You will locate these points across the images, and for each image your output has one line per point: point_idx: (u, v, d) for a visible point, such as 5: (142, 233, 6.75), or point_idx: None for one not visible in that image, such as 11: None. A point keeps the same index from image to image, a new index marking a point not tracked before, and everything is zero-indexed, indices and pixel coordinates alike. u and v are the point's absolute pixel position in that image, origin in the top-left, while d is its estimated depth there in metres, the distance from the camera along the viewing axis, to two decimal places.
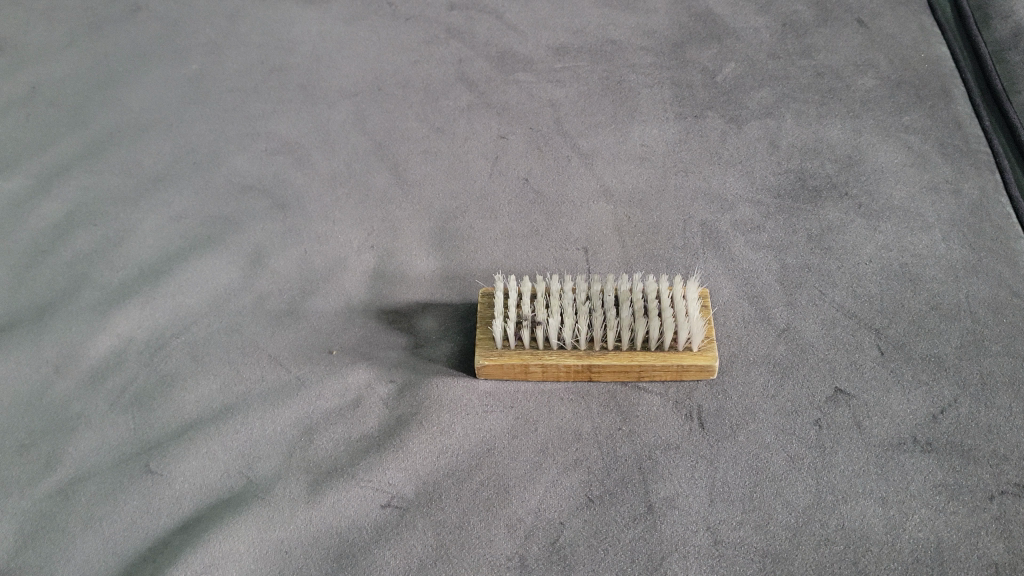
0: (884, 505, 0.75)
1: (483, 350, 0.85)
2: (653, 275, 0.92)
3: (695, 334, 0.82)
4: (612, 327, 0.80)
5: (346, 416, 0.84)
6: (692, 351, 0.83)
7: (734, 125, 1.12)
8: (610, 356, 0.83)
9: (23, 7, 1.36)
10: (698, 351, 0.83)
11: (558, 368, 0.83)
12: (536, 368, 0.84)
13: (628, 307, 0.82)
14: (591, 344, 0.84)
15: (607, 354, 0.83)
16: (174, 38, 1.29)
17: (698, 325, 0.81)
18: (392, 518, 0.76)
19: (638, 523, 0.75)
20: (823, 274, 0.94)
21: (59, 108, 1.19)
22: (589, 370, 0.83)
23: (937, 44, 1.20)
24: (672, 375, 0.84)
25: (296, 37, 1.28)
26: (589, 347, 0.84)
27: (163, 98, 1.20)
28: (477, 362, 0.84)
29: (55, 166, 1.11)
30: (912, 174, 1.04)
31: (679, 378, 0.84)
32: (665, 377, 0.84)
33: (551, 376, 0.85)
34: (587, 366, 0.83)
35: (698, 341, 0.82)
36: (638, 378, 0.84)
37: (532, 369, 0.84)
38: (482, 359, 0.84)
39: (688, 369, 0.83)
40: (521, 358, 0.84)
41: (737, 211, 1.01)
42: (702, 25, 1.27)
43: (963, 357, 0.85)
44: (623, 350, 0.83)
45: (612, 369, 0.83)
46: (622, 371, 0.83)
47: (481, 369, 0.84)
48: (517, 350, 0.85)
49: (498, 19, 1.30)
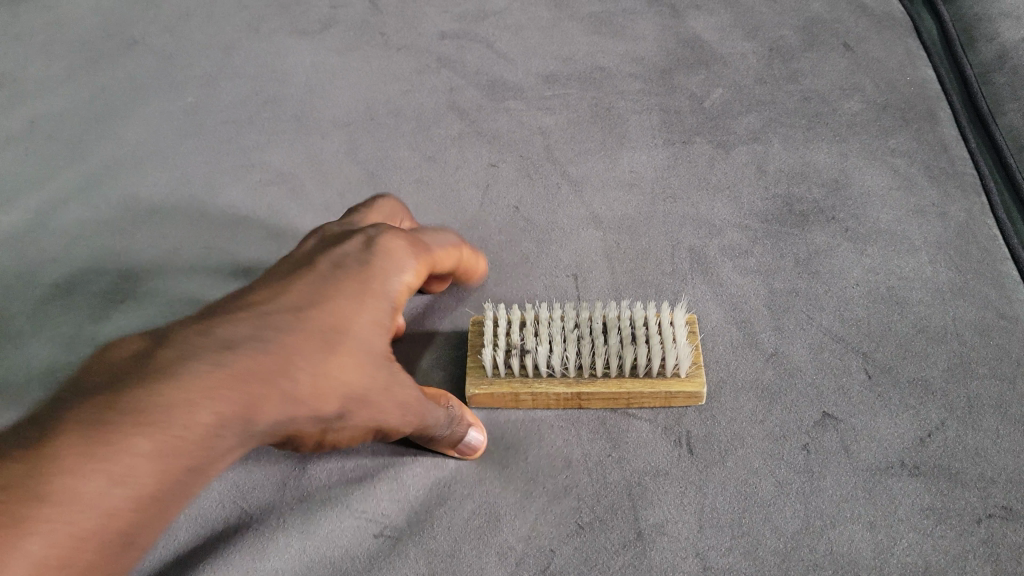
0: (873, 530, 0.75)
1: (473, 379, 0.86)
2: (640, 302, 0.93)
3: (683, 361, 0.83)
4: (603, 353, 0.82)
5: (339, 446, 0.85)
6: (681, 377, 0.85)
7: (722, 150, 1.13)
8: (599, 383, 0.84)
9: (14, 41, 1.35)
10: (686, 378, 0.85)
11: (549, 397, 0.84)
12: (526, 397, 0.85)
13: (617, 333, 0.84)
14: (581, 373, 0.86)
15: (597, 381, 0.84)
16: (171, 71, 1.30)
17: (685, 351, 0.83)
18: (385, 547, 0.77)
19: (627, 550, 0.75)
20: (810, 298, 0.95)
21: (57, 142, 1.20)
22: (579, 398, 0.84)
23: (923, 67, 1.21)
24: (660, 402, 0.85)
25: (290, 68, 1.29)
26: (579, 374, 0.86)
27: (160, 130, 1.21)
28: (466, 391, 0.85)
29: (54, 201, 1.12)
30: (899, 197, 1.05)
31: (668, 404, 0.86)
32: (654, 403, 0.86)
33: (541, 405, 0.86)
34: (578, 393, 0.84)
35: (686, 367, 0.84)
36: (627, 404, 0.86)
37: (522, 398, 0.85)
38: (473, 389, 0.85)
39: (676, 396, 0.84)
40: (512, 386, 0.85)
41: (724, 237, 1.02)
42: (689, 51, 1.29)
43: (949, 379, 0.86)
44: (612, 376, 0.84)
45: (601, 396, 0.84)
46: (612, 398, 0.85)
47: (472, 397, 0.85)
48: (508, 379, 0.86)
49: (489, 48, 1.32)
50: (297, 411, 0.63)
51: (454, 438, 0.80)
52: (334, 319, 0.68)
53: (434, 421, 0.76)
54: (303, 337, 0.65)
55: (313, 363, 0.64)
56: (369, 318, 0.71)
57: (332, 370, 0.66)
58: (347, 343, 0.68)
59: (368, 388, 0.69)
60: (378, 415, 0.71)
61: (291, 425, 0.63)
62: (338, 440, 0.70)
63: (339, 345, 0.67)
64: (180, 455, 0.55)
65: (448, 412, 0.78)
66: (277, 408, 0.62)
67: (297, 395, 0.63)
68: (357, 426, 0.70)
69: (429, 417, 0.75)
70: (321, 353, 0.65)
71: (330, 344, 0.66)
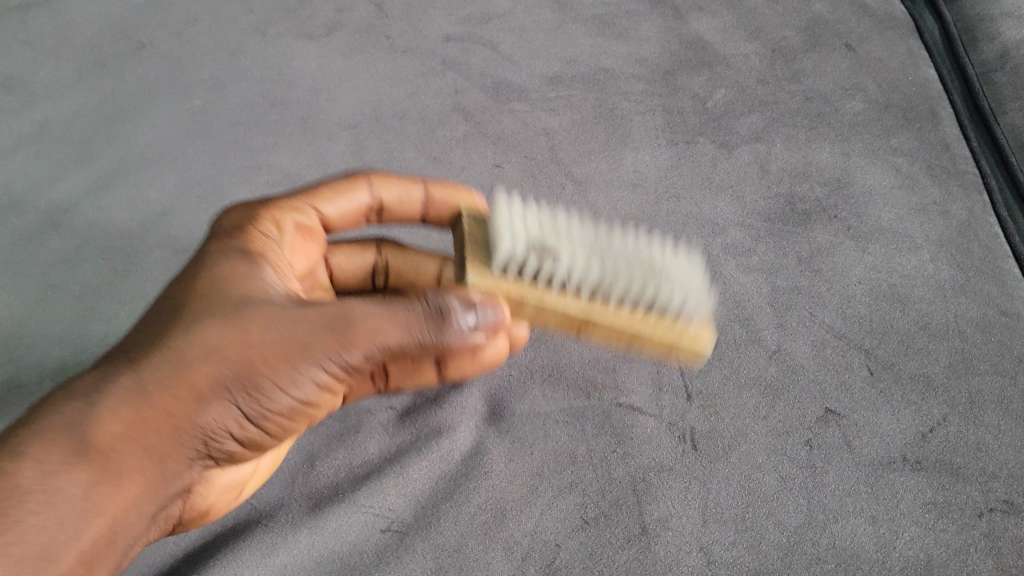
0: (875, 524, 0.77)
1: (473, 272, 0.72)
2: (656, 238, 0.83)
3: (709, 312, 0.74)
4: (626, 280, 0.72)
5: (346, 443, 0.87)
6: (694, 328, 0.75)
7: (724, 150, 1.14)
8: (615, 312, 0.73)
9: (19, 38, 1.33)
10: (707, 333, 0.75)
11: (557, 312, 0.72)
12: (526, 308, 0.73)
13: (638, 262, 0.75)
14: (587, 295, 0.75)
15: (612, 309, 0.73)
16: (178, 73, 1.30)
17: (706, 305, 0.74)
18: (392, 541, 0.79)
19: (632, 544, 0.77)
20: (813, 296, 0.96)
21: (66, 144, 1.20)
22: (589, 324, 0.73)
23: (925, 67, 1.22)
24: (672, 358, 0.76)
25: (297, 71, 1.30)
26: (592, 299, 0.74)
27: (168, 133, 1.22)
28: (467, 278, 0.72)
29: (63, 203, 1.13)
30: (901, 196, 1.06)
31: (679, 362, 0.76)
32: (666, 357, 0.76)
33: (536, 318, 0.74)
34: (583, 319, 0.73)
35: (703, 313, 0.75)
36: (635, 347, 0.75)
37: (523, 306, 0.72)
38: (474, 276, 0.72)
39: (696, 352, 0.75)
40: (514, 287, 0.72)
41: (727, 236, 1.03)
42: (692, 52, 1.30)
43: (951, 375, 0.87)
44: (629, 310, 0.74)
45: (605, 330, 0.73)
46: (617, 335, 0.74)
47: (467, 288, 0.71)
48: (511, 277, 0.73)
49: (493, 50, 1.33)
50: (172, 408, 0.61)
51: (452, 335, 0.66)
52: (205, 300, 0.68)
53: (379, 330, 0.65)
54: (159, 338, 0.64)
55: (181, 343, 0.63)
56: (250, 285, 0.70)
57: (187, 351, 0.63)
58: (217, 316, 0.65)
59: (243, 345, 0.63)
60: (285, 362, 0.64)
61: (185, 421, 0.62)
62: (273, 403, 0.65)
63: (201, 321, 0.65)
64: (50, 510, 0.55)
65: (415, 311, 0.66)
66: (143, 419, 0.60)
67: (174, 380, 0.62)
68: (282, 385, 0.65)
69: (384, 325, 0.65)
70: (172, 344, 0.63)
71: (204, 321, 0.65)
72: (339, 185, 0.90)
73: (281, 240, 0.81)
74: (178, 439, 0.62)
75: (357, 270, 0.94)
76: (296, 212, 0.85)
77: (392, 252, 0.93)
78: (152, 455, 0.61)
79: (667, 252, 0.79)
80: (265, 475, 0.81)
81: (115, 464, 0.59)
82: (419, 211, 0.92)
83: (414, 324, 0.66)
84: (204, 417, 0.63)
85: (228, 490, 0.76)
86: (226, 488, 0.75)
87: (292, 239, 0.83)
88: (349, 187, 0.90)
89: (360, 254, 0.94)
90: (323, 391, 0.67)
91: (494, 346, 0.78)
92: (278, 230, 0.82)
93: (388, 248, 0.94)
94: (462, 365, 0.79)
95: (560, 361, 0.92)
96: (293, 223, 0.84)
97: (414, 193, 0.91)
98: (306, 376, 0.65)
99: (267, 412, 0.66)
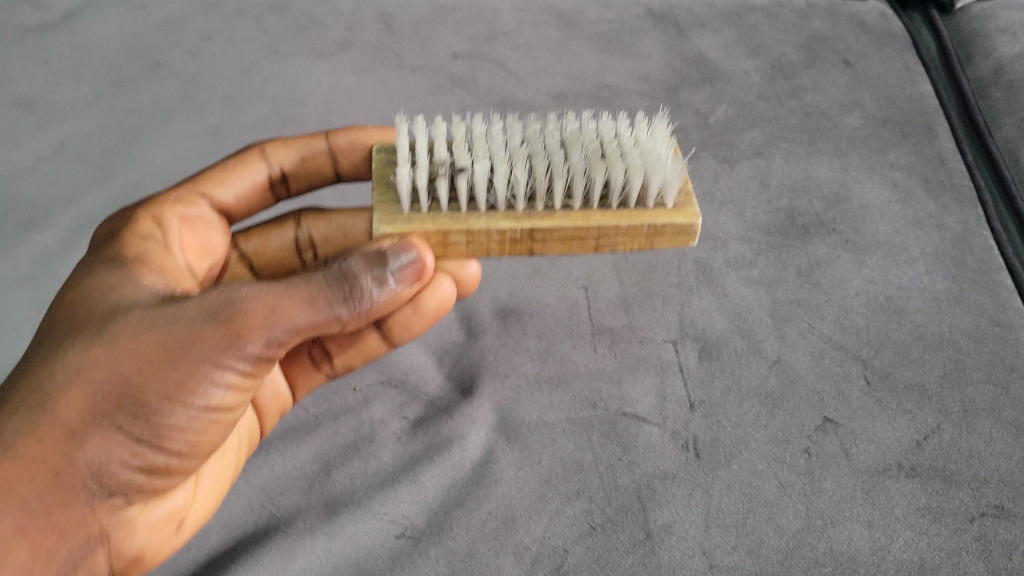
0: (871, 528, 0.80)
1: (387, 218, 0.77)
2: (598, 119, 0.86)
3: (670, 184, 0.76)
4: (561, 175, 0.75)
5: (361, 452, 0.90)
6: (669, 207, 0.78)
7: (726, 165, 1.17)
8: (559, 218, 0.77)
9: (39, 59, 1.37)
10: (676, 210, 0.78)
11: (492, 235, 0.77)
12: (456, 238, 0.77)
13: (579, 154, 0.77)
14: (530, 208, 0.79)
15: (555, 217, 0.77)
16: (194, 92, 1.33)
17: (675, 172, 0.76)
18: (406, 547, 0.82)
19: (637, 549, 0.80)
20: (811, 308, 0.99)
21: (86, 162, 1.24)
22: (532, 237, 0.77)
23: (921, 82, 1.25)
24: (642, 242, 0.79)
25: (309, 89, 1.34)
26: (532, 211, 0.78)
27: (185, 152, 1.26)
28: (375, 229, 0.76)
29: (84, 220, 1.16)
30: (897, 210, 1.09)
31: (651, 244, 0.79)
32: (634, 244, 0.79)
33: (475, 246, 0.78)
34: (530, 230, 0.77)
35: (668, 187, 0.77)
36: (597, 244, 0.79)
37: (453, 237, 0.77)
38: (385, 226, 0.76)
39: (665, 231, 0.77)
40: (434, 221, 0.77)
41: (729, 250, 1.06)
42: (694, 69, 1.33)
43: (945, 385, 0.90)
44: (576, 212, 0.77)
45: (562, 234, 0.77)
46: (574, 235, 0.78)
47: (380, 238, 0.76)
48: (430, 215, 0.78)
49: (499, 67, 1.36)
50: (49, 450, 0.65)
51: (347, 314, 0.71)
52: (81, 324, 0.71)
53: (268, 311, 0.68)
54: (34, 377, 0.68)
55: (68, 378, 0.67)
56: (124, 295, 0.73)
57: (59, 386, 0.67)
58: (88, 338, 0.68)
59: (120, 365, 0.67)
60: (169, 369, 0.67)
61: (67, 460, 0.65)
62: (168, 419, 0.68)
63: (86, 349, 0.68)
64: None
65: (308, 294, 0.70)
66: (18, 471, 0.64)
67: (67, 417, 0.66)
68: (176, 394, 0.67)
69: (279, 315, 0.69)
70: (44, 382, 0.67)
71: (92, 349, 0.68)
72: (235, 166, 0.99)
73: (166, 236, 0.87)
74: (62, 481, 0.65)
75: (279, 251, 1.02)
76: (181, 205, 0.91)
77: (313, 221, 1.01)
78: (36, 504, 0.65)
79: (614, 138, 0.82)
80: (205, 502, 0.81)
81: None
82: (326, 163, 1.02)
83: (311, 296, 0.70)
84: (87, 450, 0.66)
85: (163, 524, 0.75)
86: (157, 523, 0.75)
87: (178, 231, 0.89)
88: (237, 172, 0.99)
89: (278, 236, 1.02)
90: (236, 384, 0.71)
91: (435, 292, 0.87)
92: (167, 228, 0.87)
93: (305, 220, 1.01)
94: (406, 317, 0.89)
95: (567, 371, 0.95)
96: (179, 216, 0.90)
97: (318, 147, 1.01)
98: (201, 379, 0.68)
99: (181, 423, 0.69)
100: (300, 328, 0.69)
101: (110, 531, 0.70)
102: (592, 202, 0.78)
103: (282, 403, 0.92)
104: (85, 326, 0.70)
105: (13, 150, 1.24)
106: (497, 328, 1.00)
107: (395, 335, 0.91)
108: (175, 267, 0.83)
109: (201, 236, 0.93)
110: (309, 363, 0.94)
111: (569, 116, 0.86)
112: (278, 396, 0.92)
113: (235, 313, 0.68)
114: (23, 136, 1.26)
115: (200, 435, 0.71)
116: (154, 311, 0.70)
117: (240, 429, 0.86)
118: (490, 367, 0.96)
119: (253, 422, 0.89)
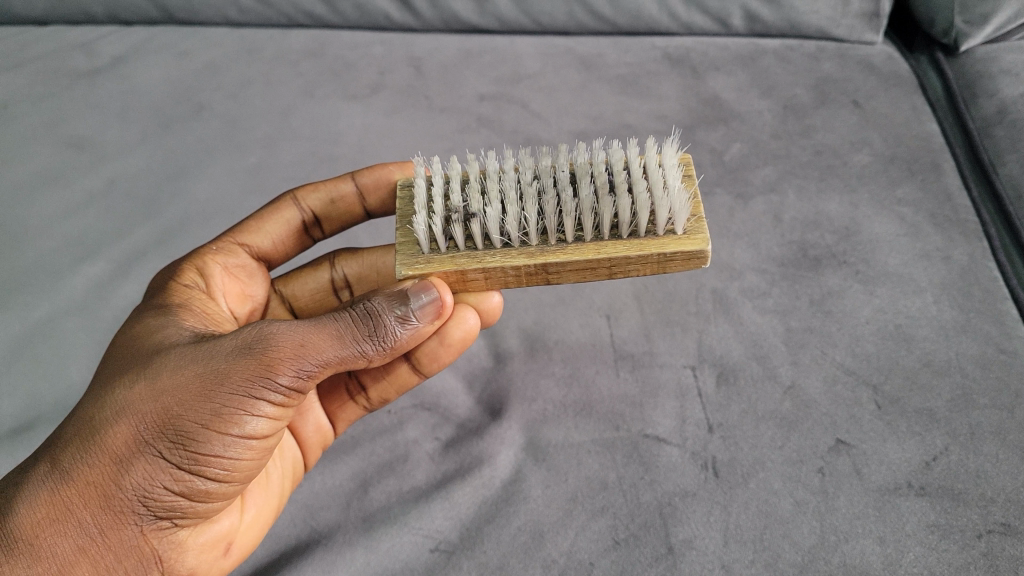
0: (883, 544, 0.84)
1: (408, 259, 0.83)
2: (611, 148, 0.90)
3: (677, 214, 0.80)
4: (569, 212, 0.80)
5: (397, 470, 0.95)
6: (679, 234, 0.82)
7: (741, 202, 1.24)
8: (572, 251, 0.82)
9: (88, 103, 1.45)
10: (685, 236, 0.82)
11: (507, 272, 0.83)
12: (474, 274, 0.83)
13: (588, 189, 0.82)
14: (544, 242, 0.84)
15: (568, 250, 0.82)
16: (234, 133, 1.40)
17: (682, 203, 0.80)
18: (440, 560, 0.87)
19: (660, 563, 0.84)
20: (824, 336, 1.04)
21: (134, 199, 1.31)
22: (548, 270, 0.83)
23: (928, 121, 1.31)
24: (656, 267, 0.83)
25: (343, 130, 1.41)
26: (546, 245, 0.83)
27: (227, 189, 1.32)
28: (398, 272, 0.83)
29: (133, 252, 1.23)
30: (905, 243, 1.14)
31: (664, 268, 0.83)
32: (647, 269, 0.84)
33: (493, 280, 0.85)
34: (544, 265, 0.82)
35: (676, 217, 0.81)
36: (611, 271, 0.84)
37: (470, 274, 0.83)
38: (406, 268, 0.82)
39: (675, 258, 0.81)
40: (452, 262, 0.83)
41: (745, 280, 1.12)
42: (710, 110, 1.39)
43: (953, 409, 0.94)
44: (589, 244, 0.82)
45: (575, 265, 0.82)
46: (587, 265, 0.83)
47: (402, 280, 0.82)
48: (449, 255, 0.84)
49: (524, 108, 1.43)
50: (99, 476, 0.71)
51: (372, 350, 0.77)
52: (128, 365, 0.77)
53: (299, 345, 0.74)
54: (87, 412, 0.74)
55: (117, 413, 0.72)
56: (167, 336, 0.80)
57: (105, 420, 0.72)
58: (136, 375, 0.74)
59: (160, 399, 0.72)
60: (205, 401, 0.71)
61: (115, 485, 0.71)
62: (205, 447, 0.72)
63: (133, 387, 0.73)
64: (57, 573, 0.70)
65: (335, 330, 0.76)
66: (73, 497, 0.71)
67: (115, 447, 0.71)
68: (214, 424, 0.72)
69: (308, 350, 0.74)
70: (95, 417, 0.73)
71: (138, 386, 0.73)
72: (269, 213, 1.06)
73: (209, 285, 0.96)
74: (112, 505, 0.71)
75: (315, 291, 1.09)
76: (223, 255, 1.00)
77: (346, 260, 1.08)
78: (91, 526, 0.71)
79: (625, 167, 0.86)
80: (252, 528, 0.85)
81: (45, 548, 0.70)
82: (356, 202, 1.08)
83: (339, 333, 0.76)
84: (132, 475, 0.71)
85: (210, 548, 0.80)
86: (205, 546, 0.79)
87: (222, 281, 0.99)
88: (274, 219, 1.05)
89: (314, 277, 1.09)
90: (273, 416, 0.76)
91: (461, 324, 0.88)
92: (207, 280, 0.96)
93: (341, 260, 1.08)
94: (434, 349, 0.90)
95: (591, 396, 1.00)
96: (222, 266, 1.00)
97: (347, 189, 1.06)
98: (237, 409, 0.72)
99: (222, 452, 0.73)
100: (326, 360, 0.75)
101: (161, 552, 0.75)
102: (604, 233, 0.83)
103: (324, 437, 0.97)
104: (133, 365, 0.76)
105: (65, 188, 1.31)
106: (524, 355, 1.05)
107: (424, 366, 0.92)
108: (217, 314, 0.93)
109: (241, 284, 1.03)
110: (346, 397, 0.98)
111: (584, 147, 0.91)
112: (321, 430, 0.97)
113: (265, 349, 0.73)
114: (75, 176, 1.33)
115: (238, 464, 0.75)
116: (194, 351, 0.75)
117: (284, 461, 0.92)
118: (518, 392, 1.01)
119: (296, 455, 0.94)
